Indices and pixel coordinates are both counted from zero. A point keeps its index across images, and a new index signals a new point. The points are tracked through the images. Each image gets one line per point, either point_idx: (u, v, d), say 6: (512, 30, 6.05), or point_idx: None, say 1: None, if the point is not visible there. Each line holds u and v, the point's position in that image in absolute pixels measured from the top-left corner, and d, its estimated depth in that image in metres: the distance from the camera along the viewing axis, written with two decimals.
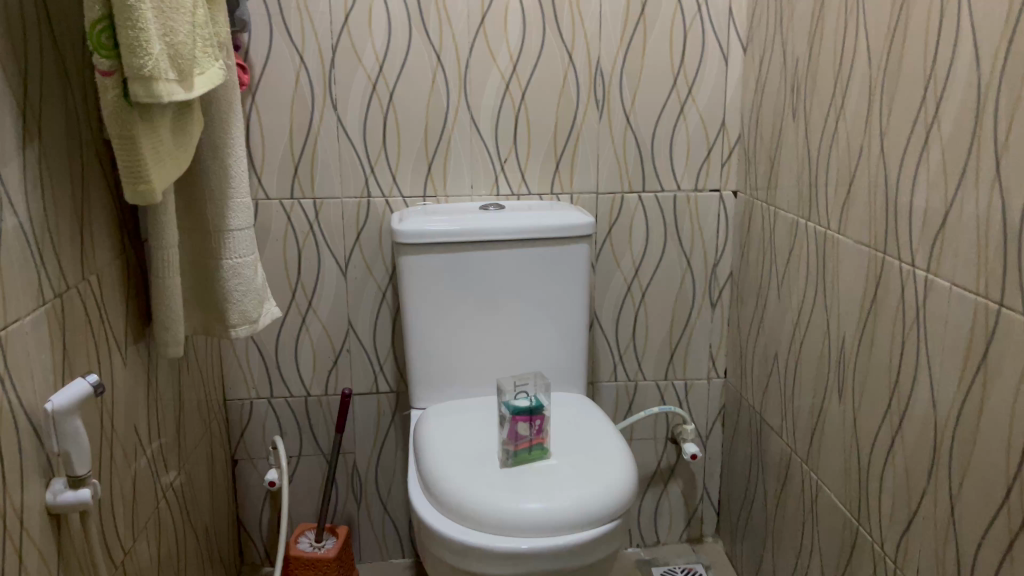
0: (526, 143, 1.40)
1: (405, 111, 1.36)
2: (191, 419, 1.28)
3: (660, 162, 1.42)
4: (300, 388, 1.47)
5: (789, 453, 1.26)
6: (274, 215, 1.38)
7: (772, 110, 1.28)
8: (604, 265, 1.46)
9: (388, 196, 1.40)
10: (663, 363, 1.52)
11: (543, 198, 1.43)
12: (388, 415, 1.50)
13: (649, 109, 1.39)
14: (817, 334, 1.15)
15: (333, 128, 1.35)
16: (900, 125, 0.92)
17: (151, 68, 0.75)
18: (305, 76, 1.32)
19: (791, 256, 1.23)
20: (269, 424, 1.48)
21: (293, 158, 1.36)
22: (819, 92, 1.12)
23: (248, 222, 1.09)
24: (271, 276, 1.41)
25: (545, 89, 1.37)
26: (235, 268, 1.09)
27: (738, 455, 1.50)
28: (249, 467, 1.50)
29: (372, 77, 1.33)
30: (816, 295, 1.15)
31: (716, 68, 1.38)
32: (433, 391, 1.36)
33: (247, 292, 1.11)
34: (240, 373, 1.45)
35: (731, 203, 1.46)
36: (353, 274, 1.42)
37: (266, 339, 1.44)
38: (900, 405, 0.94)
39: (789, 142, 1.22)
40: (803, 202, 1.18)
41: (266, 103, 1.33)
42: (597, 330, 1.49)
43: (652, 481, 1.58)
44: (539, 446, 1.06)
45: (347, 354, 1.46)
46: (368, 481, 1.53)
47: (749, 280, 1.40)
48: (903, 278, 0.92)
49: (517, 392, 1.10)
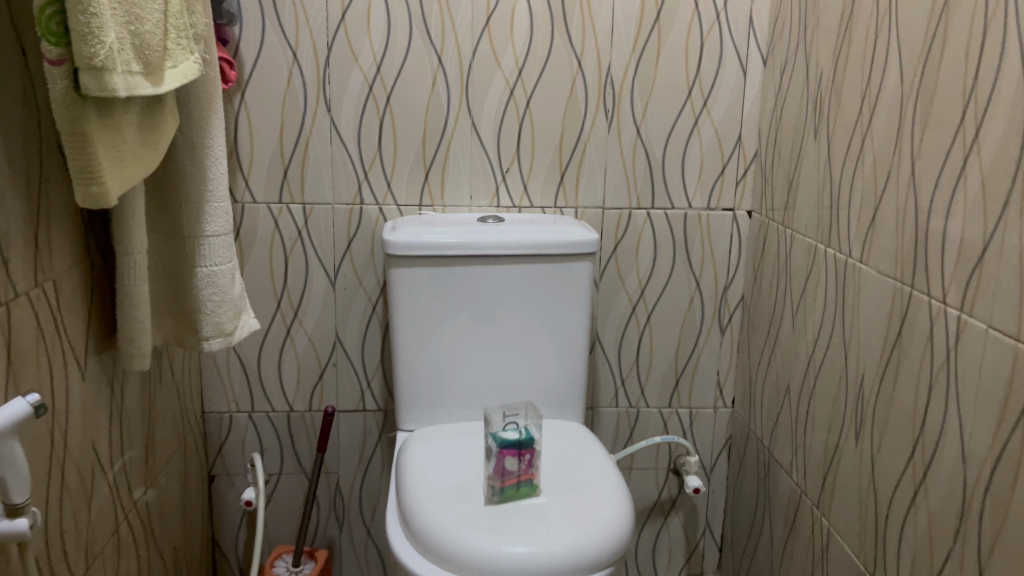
0: (530, 153, 1.32)
1: (402, 115, 1.28)
2: (163, 435, 1.21)
3: (671, 177, 1.34)
4: (283, 403, 1.39)
5: (799, 493, 1.17)
6: (261, 220, 1.31)
7: (793, 126, 1.20)
8: (608, 283, 1.38)
9: (382, 204, 1.32)
10: (667, 390, 1.44)
11: (546, 211, 1.35)
12: (375, 434, 1.42)
13: (661, 121, 1.31)
14: (834, 371, 1.06)
15: (326, 130, 1.28)
16: (935, 147, 0.84)
17: (103, 58, 0.68)
18: (298, 74, 1.25)
19: (808, 284, 1.14)
20: (248, 439, 1.41)
21: (283, 161, 1.29)
22: (844, 109, 1.04)
23: (225, 228, 1.02)
24: (255, 285, 1.34)
25: (551, 97, 1.29)
26: (209, 277, 1.01)
27: (743, 490, 1.41)
28: (226, 484, 1.43)
29: (369, 77, 1.26)
30: (835, 328, 1.06)
31: (734, 81, 1.31)
32: (422, 412, 1.29)
33: (223, 303, 1.03)
34: (221, 385, 1.37)
35: (745, 223, 1.37)
36: (342, 285, 1.35)
37: (249, 350, 1.36)
38: (925, 455, 0.85)
39: (809, 161, 1.14)
40: (822, 225, 1.10)
41: (255, 101, 1.26)
42: (599, 352, 1.41)
43: (651, 513, 1.49)
44: (528, 482, 0.98)
45: (333, 369, 1.38)
46: (352, 503, 1.45)
47: (762, 307, 1.32)
48: (932, 315, 0.84)
49: (506, 425, 1.01)
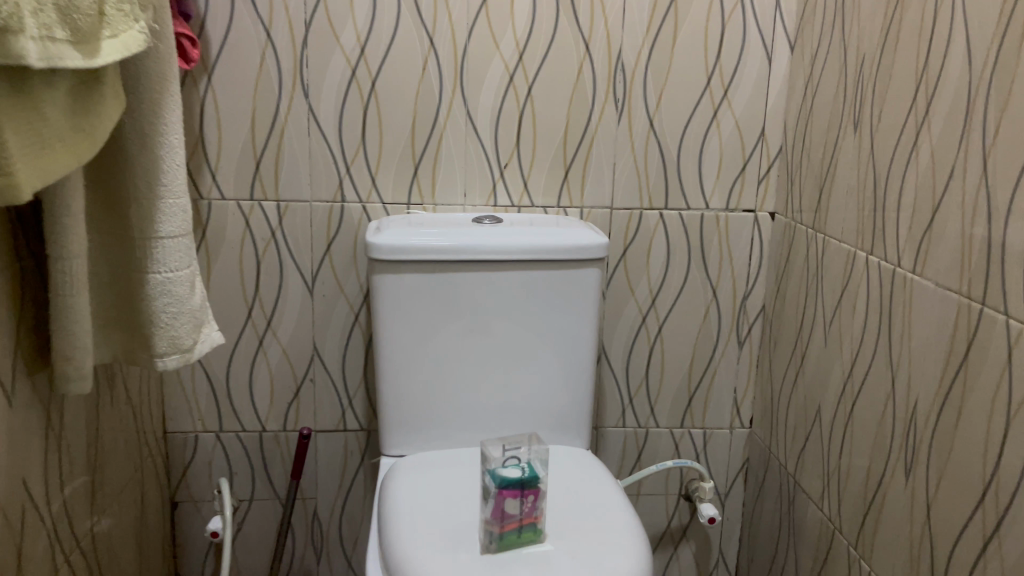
0: (531, 146, 1.19)
1: (389, 103, 1.15)
2: (115, 461, 1.07)
3: (687, 175, 1.21)
4: (255, 422, 1.26)
5: (831, 529, 1.05)
6: (230, 218, 1.17)
7: (826, 118, 1.07)
8: (615, 292, 1.25)
9: (365, 202, 1.19)
10: (679, 409, 1.31)
11: (548, 212, 1.22)
12: (356, 457, 1.29)
13: (676, 113, 1.18)
14: (877, 397, 0.94)
15: (304, 119, 1.14)
16: (1012, 140, 0.71)
17: (9, 16, 0.57)
18: (272, 56, 1.11)
19: (845, 296, 1.02)
20: (216, 462, 1.27)
21: (255, 152, 1.15)
22: (893, 97, 0.91)
23: (184, 228, 0.88)
24: (223, 292, 1.20)
25: (555, 85, 1.16)
26: (163, 285, 0.87)
27: (762, 520, 1.28)
28: (191, 512, 1.29)
29: (352, 59, 1.12)
30: (878, 346, 0.94)
31: (758, 68, 1.18)
32: (409, 435, 1.15)
33: (181, 315, 0.89)
34: (185, 402, 1.24)
35: (767, 227, 1.25)
36: (320, 292, 1.21)
37: (216, 364, 1.22)
38: (1000, 503, 0.72)
39: (847, 159, 1.01)
40: (863, 230, 0.98)
41: (224, 84, 1.12)
42: (605, 367, 1.28)
43: (660, 542, 1.37)
44: (531, 527, 0.84)
45: (310, 384, 1.25)
46: (332, 533, 1.32)
47: (786, 320, 1.19)
48: (1010, 338, 0.71)
49: (505, 460, 0.87)
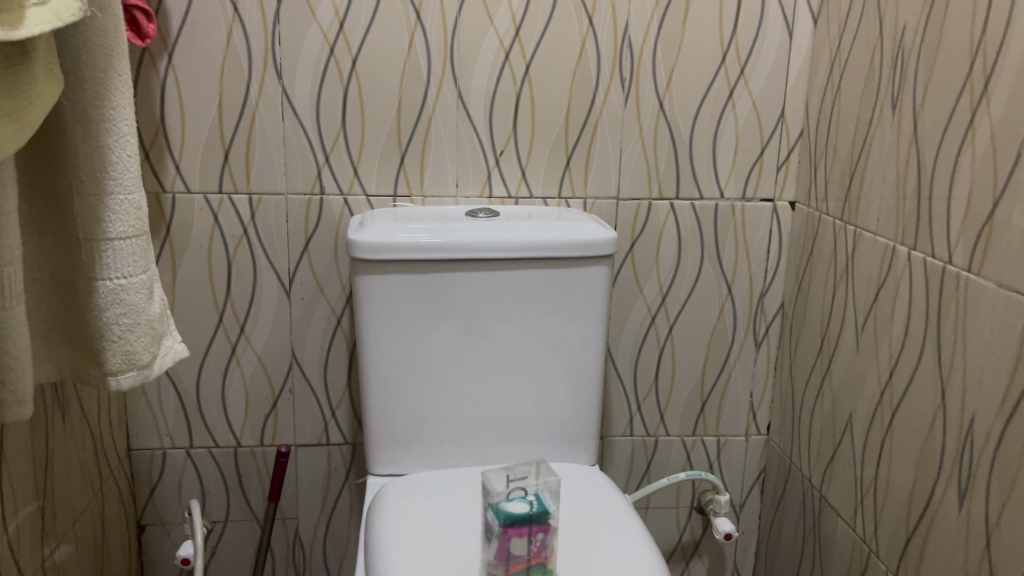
0: (530, 131, 1.08)
1: (372, 84, 1.03)
2: (70, 489, 0.96)
3: (700, 161, 1.11)
4: (229, 437, 1.15)
5: (866, 551, 0.95)
6: (196, 214, 1.05)
7: (858, 97, 0.97)
8: (622, 290, 1.15)
9: (347, 194, 1.07)
10: (691, 415, 1.21)
11: (548, 203, 1.11)
12: (341, 474, 1.18)
13: (688, 93, 1.08)
14: (923, 409, 0.84)
15: (276, 103, 1.03)
16: None
17: None
18: (240, 32, 1.00)
19: (881, 295, 0.92)
20: (186, 481, 1.16)
21: (223, 141, 1.03)
22: (940, 73, 0.81)
23: (137, 226, 0.76)
24: (191, 295, 1.08)
25: (555, 62, 1.05)
26: (115, 293, 0.76)
27: (783, 536, 1.19)
28: (160, 536, 1.18)
29: (330, 35, 1.01)
30: (924, 351, 0.84)
31: (778, 43, 1.07)
32: (399, 452, 1.05)
33: (137, 326, 0.78)
34: (150, 416, 1.13)
35: (787, 217, 1.14)
36: (298, 294, 1.10)
37: (185, 375, 1.11)
38: None
39: (884, 143, 0.91)
40: (903, 222, 0.88)
41: (186, 63, 1.00)
42: (611, 371, 1.18)
43: (670, 558, 1.27)
44: (541, 567, 0.75)
45: (289, 395, 1.14)
46: (316, 555, 1.22)
47: (810, 319, 1.09)
48: None
49: (510, 493, 0.76)
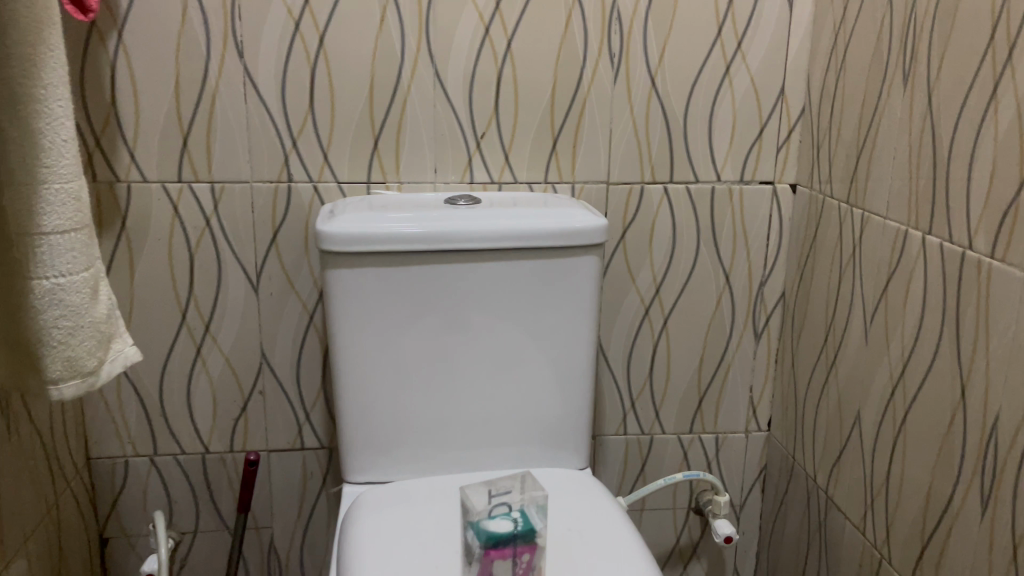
0: (513, 111, 1.00)
1: (341, 63, 0.96)
2: (21, 504, 0.89)
3: (695, 142, 1.04)
4: (196, 443, 1.08)
5: (876, 558, 0.89)
6: (154, 205, 0.98)
7: (864, 71, 0.90)
8: (613, 280, 1.08)
9: (317, 181, 1.00)
10: (687, 411, 1.15)
11: (533, 188, 1.04)
12: (317, 480, 1.11)
13: (682, 69, 1.01)
14: (939, 406, 0.77)
15: (239, 84, 0.95)
16: None
17: None
18: (197, 6, 0.92)
19: (891, 285, 0.85)
20: (151, 490, 1.09)
21: (181, 125, 0.96)
22: (958, 41, 0.74)
23: (76, 218, 0.69)
24: (151, 293, 1.01)
25: (538, 37, 0.98)
26: (53, 293, 0.68)
27: (785, 537, 1.13)
28: (125, 549, 1.11)
29: (294, 10, 0.93)
30: (940, 344, 0.77)
31: (777, 15, 1.00)
32: (377, 457, 0.98)
33: (79, 329, 0.70)
34: (110, 423, 1.05)
35: (788, 201, 1.08)
36: (267, 290, 1.03)
37: (147, 377, 1.04)
38: None
39: (894, 119, 0.84)
40: (916, 205, 0.81)
41: (138, 41, 0.92)
42: (603, 366, 1.12)
43: (667, 562, 1.21)
44: None
45: (260, 397, 1.07)
46: (293, 565, 1.15)
47: (813, 309, 1.03)
48: None
49: (491, 509, 0.70)
